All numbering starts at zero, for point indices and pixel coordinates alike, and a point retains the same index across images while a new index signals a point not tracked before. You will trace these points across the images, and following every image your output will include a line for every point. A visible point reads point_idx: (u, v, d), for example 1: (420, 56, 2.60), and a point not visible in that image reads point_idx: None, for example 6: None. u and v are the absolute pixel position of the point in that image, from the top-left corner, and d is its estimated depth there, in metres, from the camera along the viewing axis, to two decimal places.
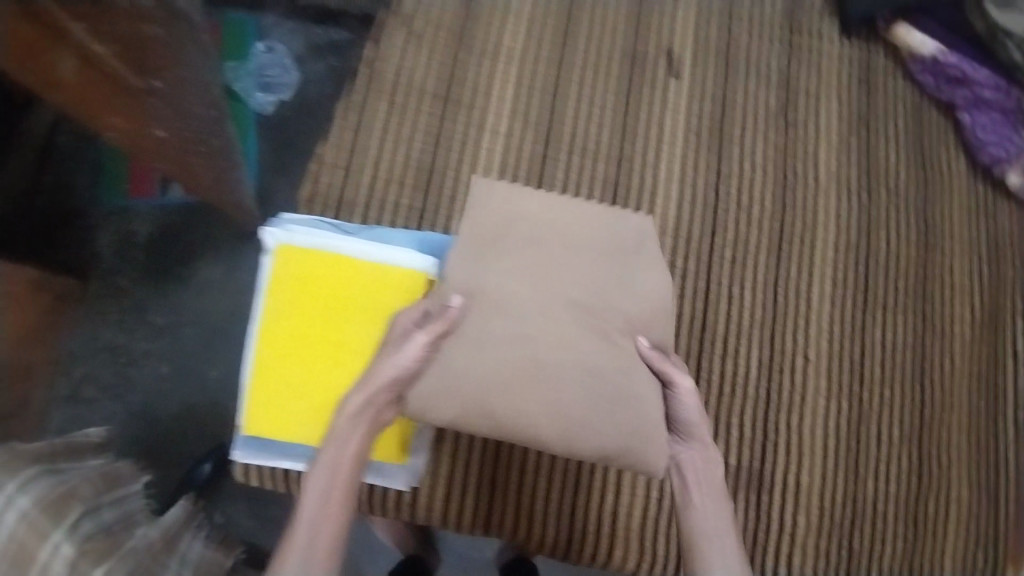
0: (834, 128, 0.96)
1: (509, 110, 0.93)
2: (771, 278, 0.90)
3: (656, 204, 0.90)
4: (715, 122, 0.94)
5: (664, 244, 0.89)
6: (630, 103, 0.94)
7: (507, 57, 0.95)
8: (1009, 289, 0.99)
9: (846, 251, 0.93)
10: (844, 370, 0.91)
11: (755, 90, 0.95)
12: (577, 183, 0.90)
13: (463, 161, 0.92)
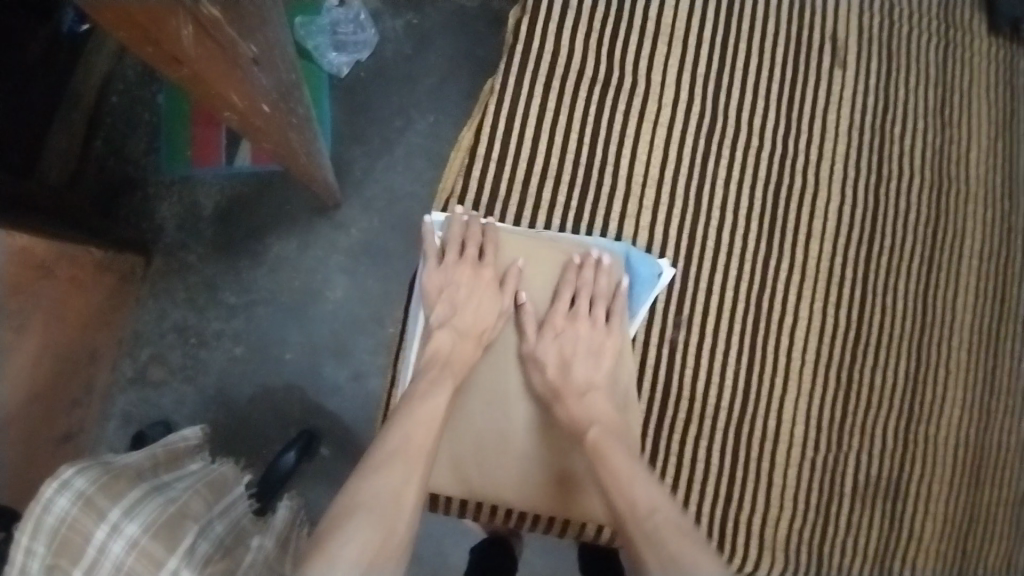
0: (990, 130, 0.91)
1: (668, 96, 0.85)
2: (928, 288, 0.87)
3: (817, 208, 0.85)
4: (881, 122, 0.88)
5: (825, 249, 0.85)
6: (792, 96, 0.87)
7: (667, 32, 0.86)
8: None
9: (1000, 264, 0.90)
10: (995, 386, 0.89)
11: (918, 87, 0.90)
12: (735, 185, 0.84)
13: (618, 153, 0.84)
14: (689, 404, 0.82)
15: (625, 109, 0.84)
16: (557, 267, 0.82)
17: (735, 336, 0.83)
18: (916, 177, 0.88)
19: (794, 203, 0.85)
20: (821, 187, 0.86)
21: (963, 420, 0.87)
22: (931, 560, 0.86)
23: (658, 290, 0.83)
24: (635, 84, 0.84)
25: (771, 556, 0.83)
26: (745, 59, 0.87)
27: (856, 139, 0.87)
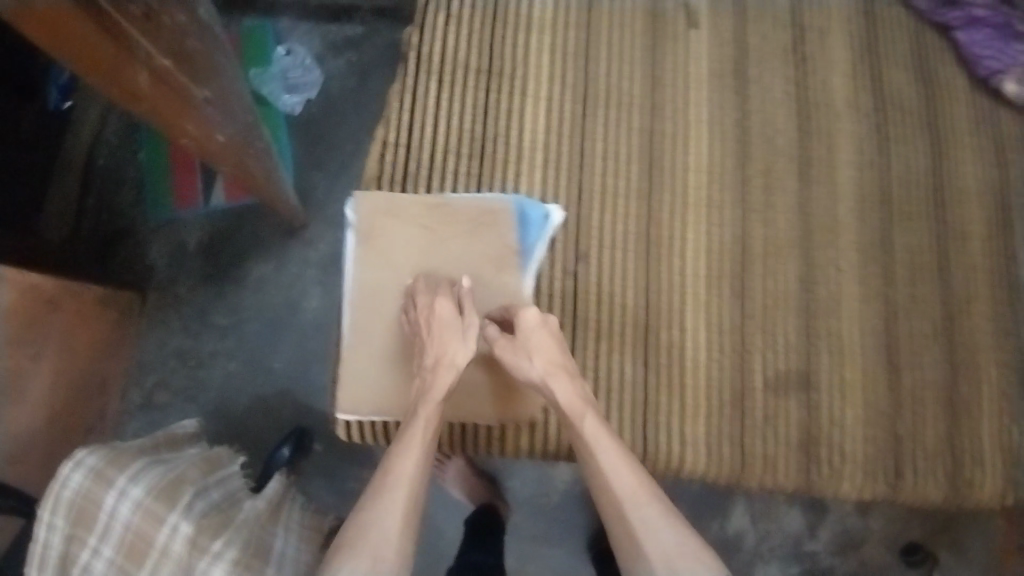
0: (843, 59, 1.03)
1: (548, 72, 0.99)
2: (806, 198, 0.97)
3: (695, 141, 0.97)
4: (740, 67, 1.00)
5: (706, 180, 0.96)
6: (658, 58, 0.99)
7: (542, 20, 1.00)
8: (946, 197, 1.02)
9: (874, 170, 1.00)
10: (892, 277, 0.97)
11: (771, 26, 1.02)
12: (615, 136, 0.96)
13: (511, 125, 0.97)
14: (598, 323, 0.91)
15: (509, 83, 0.98)
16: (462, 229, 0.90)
17: (635, 260, 0.93)
18: (780, 107, 0.99)
19: (672, 144, 0.97)
20: (695, 123, 0.97)
21: (865, 311, 0.96)
22: (855, 443, 0.94)
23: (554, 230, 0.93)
24: (519, 68, 0.99)
25: (692, 451, 0.91)
26: (614, 24, 1.00)
27: (721, 78, 0.99)
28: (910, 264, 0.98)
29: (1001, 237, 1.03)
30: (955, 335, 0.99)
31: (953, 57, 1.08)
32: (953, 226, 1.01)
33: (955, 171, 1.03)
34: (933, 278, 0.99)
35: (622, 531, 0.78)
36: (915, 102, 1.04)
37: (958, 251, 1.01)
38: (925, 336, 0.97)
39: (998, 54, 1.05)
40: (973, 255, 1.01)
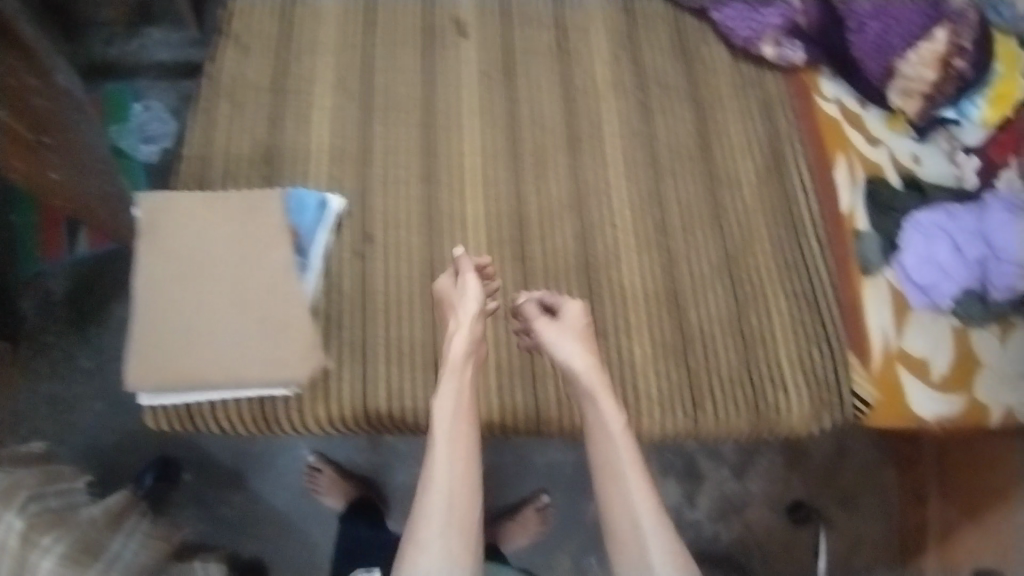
0: (604, 47, 1.15)
1: (330, 79, 1.06)
2: (574, 169, 1.08)
3: (472, 127, 1.07)
4: (507, 62, 1.11)
5: (480, 162, 1.06)
6: (432, 60, 1.09)
7: (323, 35, 1.08)
8: (712, 154, 1.12)
9: (638, 138, 1.11)
10: (666, 228, 1.07)
11: (537, 22, 1.14)
12: (394, 129, 1.05)
13: (296, 129, 1.04)
14: (386, 295, 0.98)
15: (296, 90, 1.06)
16: (237, 216, 0.92)
17: (418, 237, 1.01)
18: (545, 93, 1.11)
19: (448, 134, 1.06)
20: (471, 111, 1.08)
21: (643, 261, 1.05)
22: (646, 381, 1.01)
23: (334, 216, 0.98)
24: (302, 77, 1.06)
25: (485, 401, 1.00)
26: (391, 31, 1.10)
27: (490, 71, 1.10)
28: (683, 214, 1.08)
29: (772, 182, 1.13)
30: (737, 272, 1.07)
31: (712, 34, 1.20)
32: (724, 176, 1.12)
33: (720, 131, 1.14)
34: (708, 225, 1.09)
35: (628, 535, 0.88)
36: (675, 77, 1.16)
37: (730, 197, 1.11)
38: (702, 276, 1.06)
39: (752, 24, 1.18)
40: (745, 200, 1.11)
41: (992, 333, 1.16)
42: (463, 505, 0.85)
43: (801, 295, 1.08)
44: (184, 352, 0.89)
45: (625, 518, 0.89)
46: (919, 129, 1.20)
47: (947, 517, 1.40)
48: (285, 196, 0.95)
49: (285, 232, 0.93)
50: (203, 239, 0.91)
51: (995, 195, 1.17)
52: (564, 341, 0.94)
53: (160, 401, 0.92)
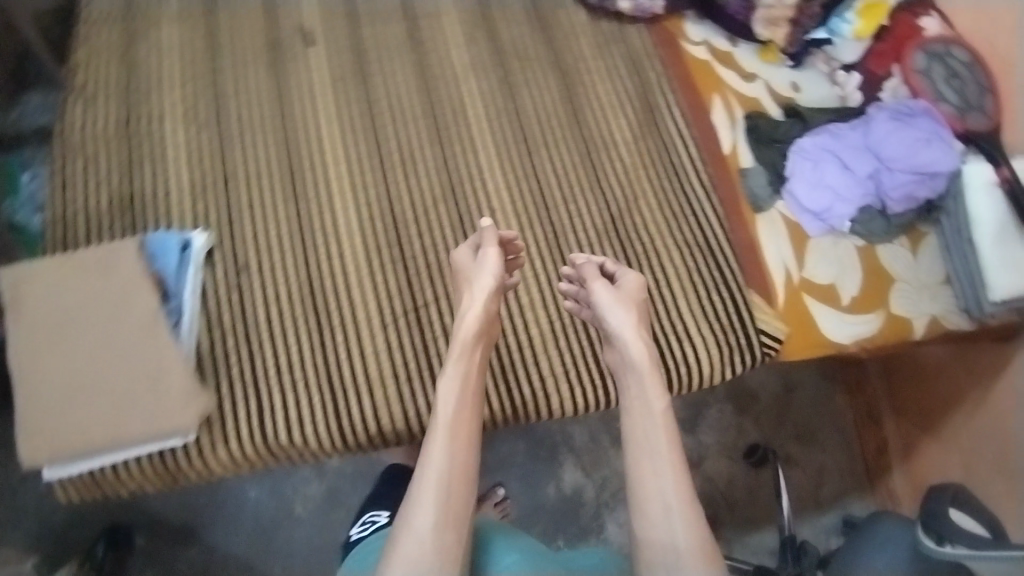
0: (458, 34, 1.14)
1: (181, 116, 1.05)
2: (447, 160, 1.07)
3: (334, 135, 1.06)
4: (360, 67, 1.10)
5: (348, 170, 1.04)
6: (283, 79, 1.08)
7: (168, 74, 1.07)
8: (585, 118, 1.13)
9: (506, 118, 1.11)
10: (547, 201, 1.09)
11: (385, 20, 1.13)
12: (255, 155, 1.03)
13: (155, 173, 1.02)
14: (270, 322, 0.97)
15: (149, 127, 1.03)
16: (96, 270, 0.89)
17: (298, 257, 1.00)
18: (404, 90, 1.10)
19: (312, 149, 1.05)
20: (332, 119, 1.07)
21: (531, 238, 1.07)
22: (547, 357, 1.03)
23: (200, 254, 0.96)
24: (153, 119, 1.04)
25: (385, 410, 0.95)
26: (238, 54, 1.09)
27: (345, 80, 1.09)
28: (563, 185, 1.10)
29: (647, 136, 1.15)
30: (624, 233, 1.09)
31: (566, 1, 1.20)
32: (599, 139, 1.13)
33: (588, 96, 1.15)
34: (589, 190, 1.10)
35: (656, 518, 0.82)
36: (534, 51, 1.15)
37: (609, 160, 1.12)
38: (592, 243, 1.08)
39: None
40: (623, 159, 1.13)
41: (901, 245, 1.16)
42: (462, 485, 0.81)
43: (688, 244, 1.10)
44: (62, 420, 0.85)
45: (655, 499, 0.83)
46: (792, 54, 1.22)
47: (905, 430, 1.43)
48: (143, 241, 0.93)
49: (148, 277, 0.91)
50: (65, 301, 0.88)
51: (879, 108, 1.17)
52: (611, 307, 0.92)
53: (66, 472, 0.89)
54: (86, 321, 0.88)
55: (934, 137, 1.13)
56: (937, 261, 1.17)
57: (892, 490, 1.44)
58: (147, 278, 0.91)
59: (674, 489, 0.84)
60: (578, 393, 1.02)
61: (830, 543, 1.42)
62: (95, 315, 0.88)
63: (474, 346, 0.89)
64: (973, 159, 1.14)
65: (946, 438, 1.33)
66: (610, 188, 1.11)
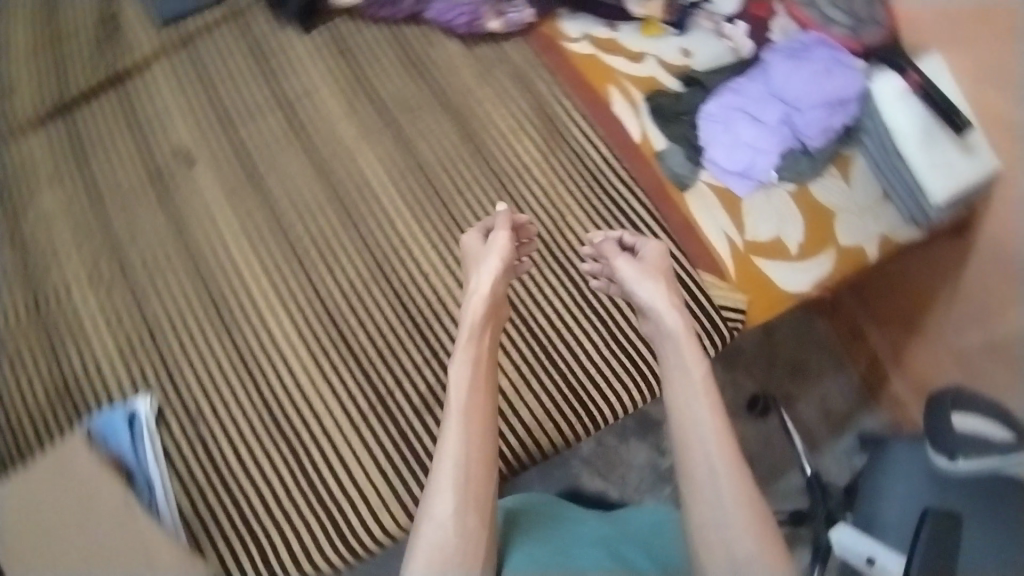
0: (337, 107, 1.10)
1: (88, 283, 1.01)
2: (365, 237, 1.03)
3: (247, 246, 1.02)
4: (249, 171, 1.06)
5: (269, 279, 1.00)
6: (176, 210, 1.04)
7: (61, 243, 1.03)
8: (489, 152, 1.10)
9: (410, 176, 1.07)
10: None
11: (260, 116, 1.09)
12: (172, 297, 0.99)
13: (79, 350, 0.98)
14: (238, 459, 0.92)
15: (57, 299, 1.00)
16: (48, 474, 0.86)
17: (246, 384, 0.95)
18: (300, 180, 1.05)
19: (226, 270, 1.00)
20: (235, 229, 1.02)
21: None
22: (524, 401, 1.01)
23: (148, 422, 0.94)
24: (60, 296, 1.00)
25: (383, 511, 0.91)
26: (124, 195, 1.05)
27: (238, 190, 1.05)
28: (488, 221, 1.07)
29: (556, 148, 1.12)
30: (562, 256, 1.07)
31: (434, 37, 1.16)
32: (509, 166, 1.10)
33: (486, 128, 1.12)
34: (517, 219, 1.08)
35: (701, 483, 0.80)
36: (419, 100, 1.12)
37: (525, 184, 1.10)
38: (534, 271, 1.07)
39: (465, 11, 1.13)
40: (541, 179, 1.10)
41: (833, 176, 1.16)
42: (481, 467, 0.78)
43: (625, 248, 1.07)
44: None
45: (699, 460, 0.81)
46: (674, 23, 1.20)
47: (891, 338, 1.42)
48: (88, 430, 0.91)
49: (102, 463, 0.88)
50: (25, 516, 0.85)
51: (772, 51, 1.16)
52: (637, 278, 0.92)
53: None
54: (52, 529, 0.84)
55: (833, 64, 1.13)
56: (870, 181, 1.16)
57: (897, 398, 1.43)
58: (103, 464, 0.88)
59: (717, 451, 0.81)
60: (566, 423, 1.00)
61: (854, 466, 1.42)
62: (59, 520, 0.84)
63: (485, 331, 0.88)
64: (877, 75, 1.13)
65: (933, 336, 1.33)
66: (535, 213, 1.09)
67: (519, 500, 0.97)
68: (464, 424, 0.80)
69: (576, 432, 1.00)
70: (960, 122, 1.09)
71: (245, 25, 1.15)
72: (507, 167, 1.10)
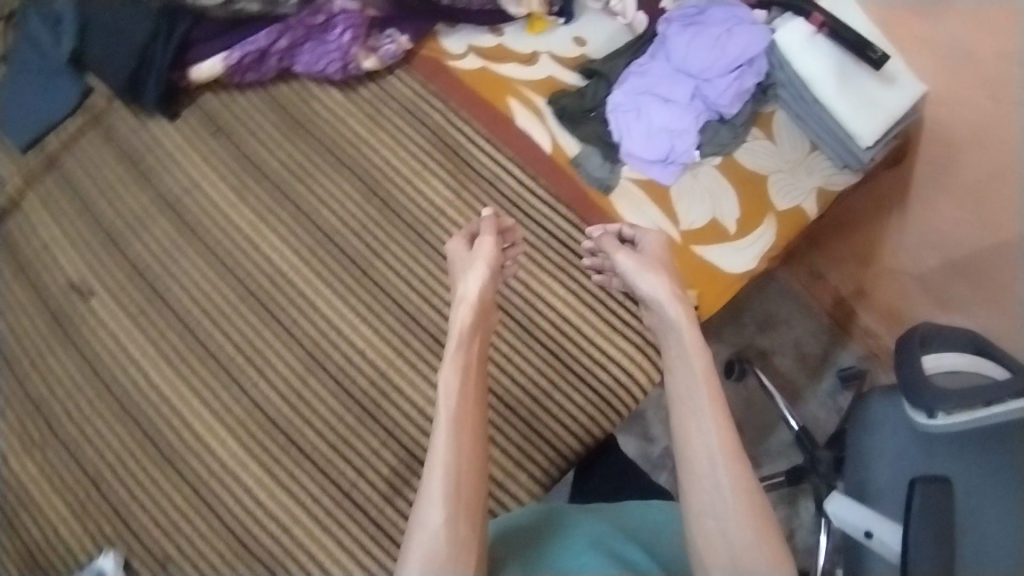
0: (227, 193, 1.02)
1: (17, 451, 0.95)
2: (289, 327, 0.96)
3: (171, 370, 0.95)
4: (152, 289, 0.99)
5: (201, 398, 0.94)
6: (89, 349, 0.98)
7: None
8: (398, 202, 1.03)
9: (321, 249, 1.00)
10: (412, 305, 0.97)
11: (149, 225, 1.02)
12: (109, 442, 0.95)
13: (27, 521, 0.93)
14: None
15: None
16: None
17: (205, 514, 0.91)
18: (208, 285, 0.98)
19: (156, 400, 0.95)
20: (154, 355, 0.96)
21: (422, 348, 0.96)
22: (494, 453, 0.98)
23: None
24: None
25: None
26: (31, 347, 0.99)
27: (146, 311, 0.98)
28: (414, 278, 0.99)
29: (466, 182, 1.05)
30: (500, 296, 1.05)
31: (312, 91, 1.07)
32: (424, 213, 1.03)
33: (389, 177, 1.04)
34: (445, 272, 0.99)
35: (703, 470, 0.70)
36: (311, 164, 1.04)
37: (444, 229, 1.02)
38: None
39: (334, 55, 1.02)
40: (459, 219, 1.03)
41: (757, 138, 1.11)
42: (472, 477, 0.69)
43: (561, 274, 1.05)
44: None
45: (698, 447, 0.72)
46: (559, 11, 1.12)
47: (850, 273, 1.41)
48: None
49: None
50: None
51: (667, 21, 1.09)
52: (638, 273, 0.87)
53: None
54: None
55: (732, 24, 1.06)
56: (796, 133, 1.11)
57: (868, 329, 1.42)
58: None
59: (715, 437, 0.72)
60: (541, 465, 0.98)
61: (840, 406, 1.41)
62: None
63: (474, 334, 0.80)
64: (781, 24, 1.06)
65: (890, 265, 1.31)
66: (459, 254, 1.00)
67: (511, 517, 0.89)
68: (454, 426, 0.72)
69: (551, 470, 0.98)
70: (875, 56, 1.03)
71: (112, 131, 1.06)
72: (420, 211, 1.03)
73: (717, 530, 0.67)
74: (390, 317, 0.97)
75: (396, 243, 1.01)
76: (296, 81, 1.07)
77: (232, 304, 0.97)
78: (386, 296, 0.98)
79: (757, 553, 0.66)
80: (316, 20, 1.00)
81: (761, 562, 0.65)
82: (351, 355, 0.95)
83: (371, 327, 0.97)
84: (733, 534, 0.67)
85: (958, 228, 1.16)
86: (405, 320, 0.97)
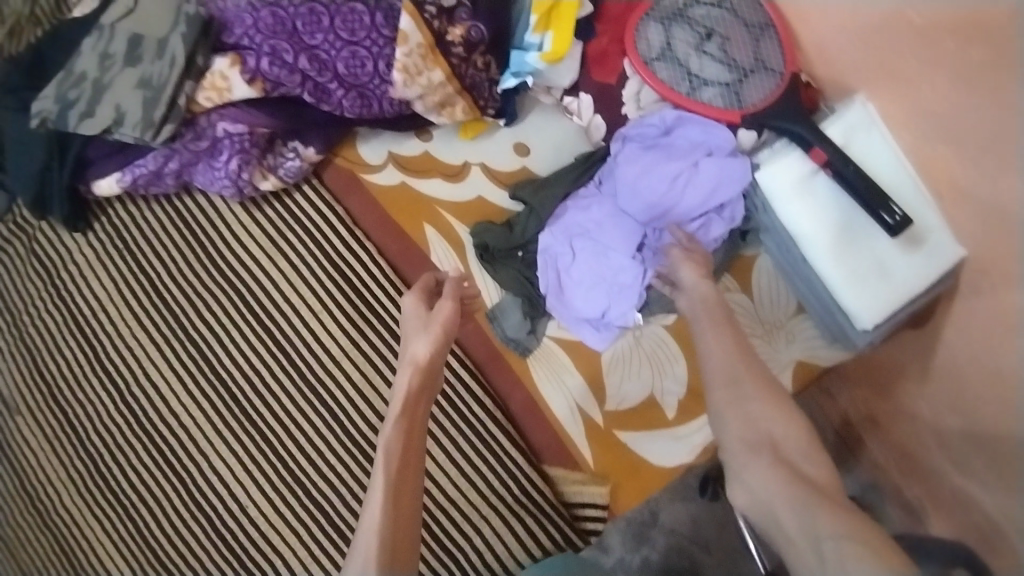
0: (121, 317, 0.96)
1: None
2: (170, 475, 0.91)
3: (67, 515, 0.92)
4: (42, 418, 0.95)
5: (79, 543, 0.91)
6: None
7: None
8: (291, 343, 0.93)
9: (210, 390, 0.93)
10: (294, 466, 0.90)
11: (44, 346, 0.96)
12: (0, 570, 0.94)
13: None
14: None
15: None
16: None
17: None
18: (95, 421, 0.94)
19: (36, 541, 0.92)
20: (56, 495, 0.93)
21: (298, 512, 0.89)
22: None
23: None
24: None
25: None
26: None
27: (36, 441, 0.94)
28: (301, 433, 0.91)
29: (365, 328, 0.92)
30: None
31: (212, 209, 0.97)
32: (321, 362, 0.92)
33: (285, 312, 0.94)
34: (332, 429, 0.90)
35: (737, 418, 0.65)
36: (205, 292, 0.95)
37: (338, 385, 0.92)
38: (362, 495, 0.88)
39: (220, 178, 0.89)
40: (354, 373, 0.92)
41: (730, 289, 0.89)
42: (407, 549, 0.61)
43: (451, 451, 0.86)
44: None
45: (727, 396, 0.66)
46: (497, 113, 0.91)
47: (862, 397, 1.14)
48: None
49: None
50: None
51: (623, 139, 0.86)
52: (681, 263, 0.78)
53: None
54: None
55: (703, 152, 0.83)
56: (780, 286, 0.88)
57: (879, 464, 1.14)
58: None
59: (747, 387, 0.66)
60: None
61: None
62: None
63: (426, 383, 0.70)
64: (767, 158, 0.82)
65: (910, 410, 1.03)
66: (349, 411, 0.91)
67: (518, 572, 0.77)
68: (389, 489, 0.63)
69: None
70: (892, 219, 0.76)
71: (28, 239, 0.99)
72: (312, 356, 0.93)
73: (746, 429, 0.64)
74: (268, 474, 0.90)
75: (285, 389, 0.92)
76: (197, 200, 0.97)
77: (116, 445, 0.93)
78: (268, 451, 0.91)
79: (790, 438, 0.62)
80: (199, 144, 0.88)
81: (801, 454, 0.62)
82: (228, 511, 0.90)
83: (249, 483, 0.90)
84: (759, 420, 0.64)
85: (987, 405, 0.88)
86: (285, 479, 0.90)
